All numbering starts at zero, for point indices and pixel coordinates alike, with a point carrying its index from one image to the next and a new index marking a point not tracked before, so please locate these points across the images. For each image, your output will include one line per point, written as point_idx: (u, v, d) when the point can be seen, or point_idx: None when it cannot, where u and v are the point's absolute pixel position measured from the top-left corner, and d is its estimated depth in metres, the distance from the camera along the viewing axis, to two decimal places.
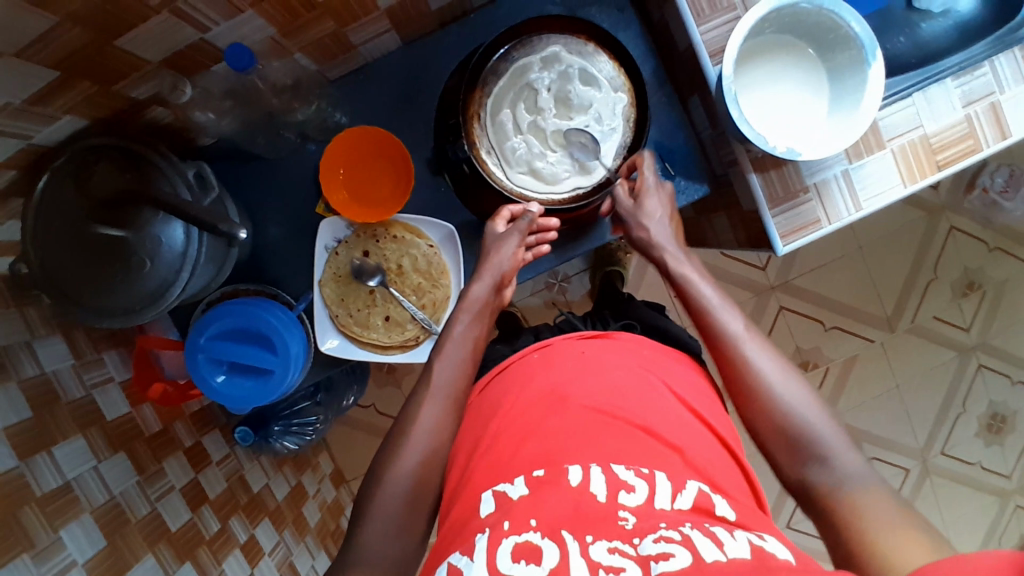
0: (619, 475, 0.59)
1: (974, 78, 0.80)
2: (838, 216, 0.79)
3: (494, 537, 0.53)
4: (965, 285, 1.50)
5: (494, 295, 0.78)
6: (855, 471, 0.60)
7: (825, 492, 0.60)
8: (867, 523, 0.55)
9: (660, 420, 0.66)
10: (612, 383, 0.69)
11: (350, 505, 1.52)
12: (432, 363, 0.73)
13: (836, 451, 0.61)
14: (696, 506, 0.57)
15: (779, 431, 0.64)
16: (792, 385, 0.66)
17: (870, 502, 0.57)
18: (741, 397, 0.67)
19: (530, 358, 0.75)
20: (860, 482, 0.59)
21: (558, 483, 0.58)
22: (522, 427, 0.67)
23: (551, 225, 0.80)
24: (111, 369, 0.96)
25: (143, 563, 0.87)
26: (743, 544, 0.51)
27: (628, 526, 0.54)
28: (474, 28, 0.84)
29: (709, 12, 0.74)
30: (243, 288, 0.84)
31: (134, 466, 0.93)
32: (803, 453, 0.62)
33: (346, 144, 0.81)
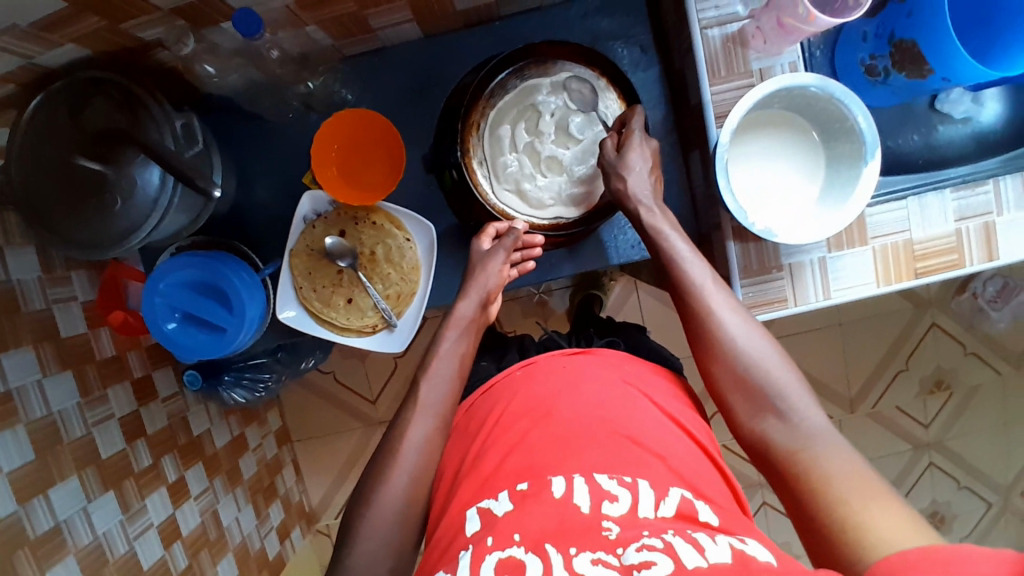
0: (602, 485, 0.59)
1: (974, 195, 0.80)
2: (806, 300, 0.79)
3: (478, 553, 0.55)
4: (933, 383, 1.51)
5: (482, 311, 0.80)
6: (817, 423, 0.62)
7: (789, 446, 0.61)
8: (825, 476, 0.57)
9: (645, 430, 0.67)
10: (594, 396, 0.70)
11: (290, 465, 1.53)
12: (419, 380, 0.75)
13: (798, 404, 0.63)
14: (680, 513, 0.58)
15: (743, 384, 0.66)
16: (755, 339, 0.67)
17: (833, 455, 0.58)
18: (708, 353, 0.68)
19: (514, 374, 0.77)
20: (818, 433, 0.61)
21: (541, 496, 0.59)
22: (507, 438, 0.68)
23: (536, 241, 0.81)
24: (78, 289, 0.97)
25: (66, 484, 0.88)
26: (724, 548, 0.52)
27: (612, 536, 0.55)
28: (496, 36, 0.84)
29: (725, 74, 0.74)
30: (212, 241, 0.85)
31: (79, 388, 0.94)
32: (766, 406, 0.64)
33: (344, 124, 0.81)
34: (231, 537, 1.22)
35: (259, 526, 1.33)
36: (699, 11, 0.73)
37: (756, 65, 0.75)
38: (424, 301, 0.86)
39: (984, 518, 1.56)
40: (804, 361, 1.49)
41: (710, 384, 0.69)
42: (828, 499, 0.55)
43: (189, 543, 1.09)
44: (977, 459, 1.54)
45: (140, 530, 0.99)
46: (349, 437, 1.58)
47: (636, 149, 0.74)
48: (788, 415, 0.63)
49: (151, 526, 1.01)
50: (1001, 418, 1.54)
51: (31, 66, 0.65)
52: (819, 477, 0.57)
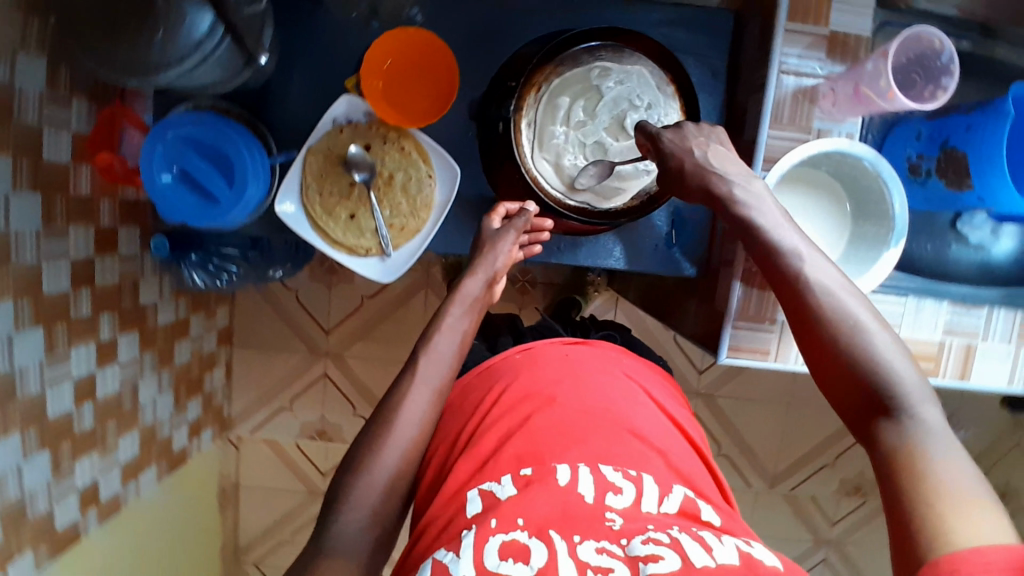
0: (607, 476, 0.58)
1: (964, 315, 0.83)
2: (786, 358, 0.81)
3: (480, 534, 0.53)
4: (852, 487, 1.57)
5: (488, 290, 0.80)
6: (931, 421, 0.53)
7: (891, 441, 0.53)
8: (926, 487, 0.49)
9: (648, 427, 0.66)
10: (599, 391, 0.68)
11: (221, 367, 1.48)
12: (418, 353, 0.73)
13: (913, 396, 0.54)
14: (682, 510, 0.58)
15: (840, 372, 0.57)
16: (872, 323, 0.58)
17: (944, 457, 0.50)
18: (808, 334, 0.60)
19: (514, 357, 0.76)
20: (935, 436, 0.52)
21: (546, 482, 0.57)
22: (508, 421, 0.65)
23: (545, 226, 0.84)
24: (73, 119, 0.89)
25: (1, 306, 0.80)
26: (730, 549, 0.53)
27: (614, 527, 0.54)
28: (581, 11, 0.83)
29: (787, 122, 0.76)
30: (234, 112, 0.81)
31: (43, 214, 0.86)
32: (865, 398, 0.55)
33: (405, 42, 0.78)
34: (143, 416, 1.17)
35: (173, 415, 1.28)
36: (782, 55, 0.74)
37: (816, 124, 0.76)
38: (426, 241, 0.84)
39: None
40: (747, 428, 1.51)
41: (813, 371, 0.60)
42: (920, 502, 0.48)
43: (98, 408, 1.03)
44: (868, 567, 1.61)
45: (56, 378, 0.92)
46: (289, 358, 1.54)
47: (701, 133, 0.71)
48: (896, 407, 0.54)
49: (69, 376, 0.94)
50: None
51: None
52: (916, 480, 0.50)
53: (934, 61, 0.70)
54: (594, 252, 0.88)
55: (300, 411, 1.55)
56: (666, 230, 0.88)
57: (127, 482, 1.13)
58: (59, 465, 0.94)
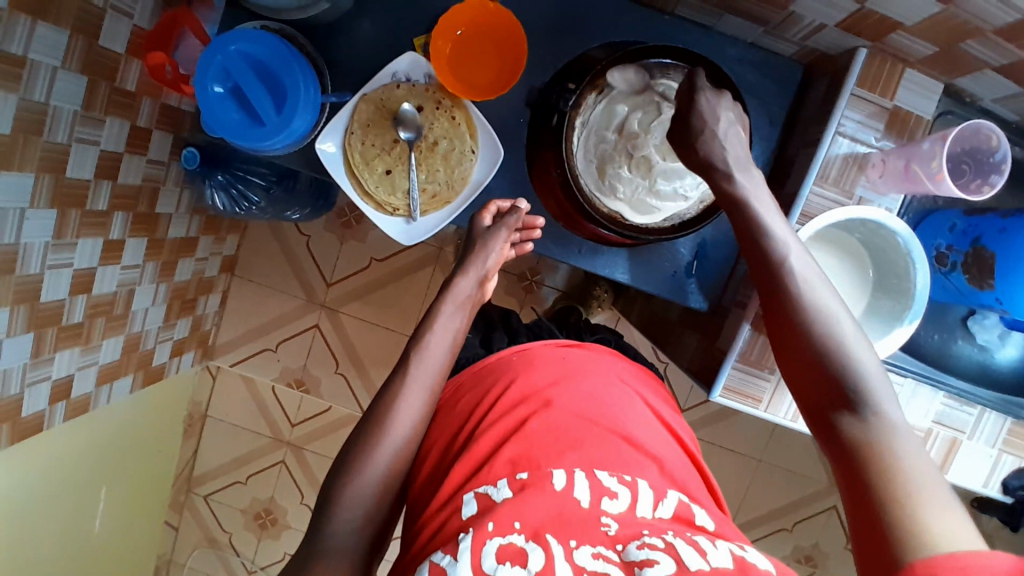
0: (603, 481, 0.60)
1: (957, 409, 0.84)
2: (775, 411, 0.81)
3: (478, 537, 0.54)
4: (801, 555, 1.57)
5: (480, 289, 0.81)
6: (894, 418, 0.57)
7: (856, 439, 0.57)
8: (892, 484, 0.54)
9: (642, 434, 0.68)
10: (595, 397, 0.70)
11: (217, 293, 1.48)
12: (410, 354, 0.73)
13: (878, 395, 0.58)
14: (677, 515, 0.60)
15: (815, 374, 0.61)
16: (851, 328, 0.61)
17: (908, 455, 0.55)
18: (790, 339, 0.63)
19: (509, 358, 0.75)
20: (900, 434, 0.57)
21: (542, 486, 0.59)
22: (506, 423, 0.66)
23: (536, 223, 0.84)
24: (136, 12, 0.91)
25: (21, 178, 0.78)
26: (725, 553, 0.54)
27: (610, 532, 0.55)
28: (659, 26, 0.83)
29: (831, 182, 0.76)
30: (300, 41, 0.81)
31: (85, 99, 0.85)
32: (837, 395, 0.60)
33: (481, 14, 0.79)
34: (132, 322, 1.16)
35: (160, 328, 1.27)
36: (841, 118, 0.75)
37: (859, 191, 0.77)
38: (452, 215, 0.85)
39: None
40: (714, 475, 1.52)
41: (788, 367, 0.64)
42: (890, 496, 0.53)
43: (92, 303, 1.01)
44: None
45: (58, 263, 0.90)
46: (285, 301, 1.53)
47: (719, 109, 0.70)
48: (866, 408, 0.58)
49: (69, 266, 0.93)
50: None
51: None
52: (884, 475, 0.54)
53: (988, 156, 0.71)
54: (610, 263, 0.88)
55: (283, 355, 1.55)
56: (688, 261, 0.88)
57: (101, 384, 1.13)
58: (40, 350, 0.93)
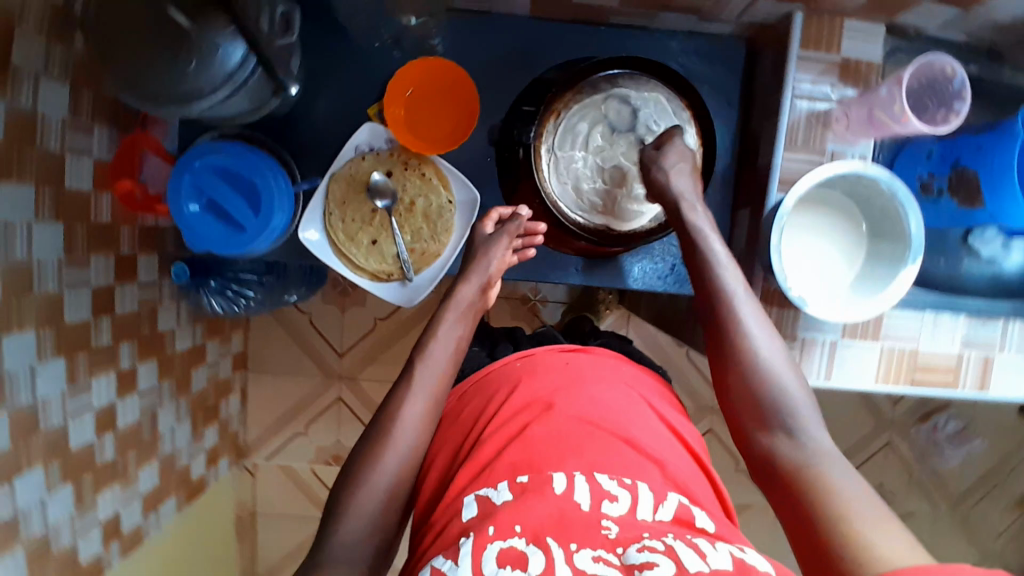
0: (603, 484, 0.57)
1: (981, 326, 0.84)
2: (808, 374, 0.81)
3: (478, 541, 0.53)
4: None
5: (482, 296, 0.81)
6: (820, 441, 0.62)
7: (791, 459, 0.62)
8: (828, 497, 0.56)
9: (644, 435, 0.65)
10: (603, 401, 0.67)
11: (236, 392, 1.48)
12: (415, 362, 0.74)
13: (807, 423, 0.64)
14: (677, 517, 0.57)
15: (754, 401, 0.66)
16: (778, 358, 0.67)
17: (835, 471, 0.59)
18: (728, 365, 0.69)
19: (513, 365, 0.75)
20: (828, 455, 0.61)
21: (541, 492, 0.56)
22: (507, 429, 0.64)
23: (540, 231, 0.83)
24: (95, 147, 0.91)
25: (24, 336, 0.81)
26: (725, 555, 0.51)
27: (611, 535, 0.53)
28: (598, 38, 0.85)
29: (800, 145, 0.77)
30: (260, 141, 0.83)
31: (66, 242, 0.87)
32: (773, 418, 0.65)
33: (425, 70, 0.80)
34: (162, 445, 1.16)
35: (190, 442, 1.27)
36: (794, 82, 0.76)
37: (829, 146, 0.77)
38: (444, 268, 0.85)
39: None
40: None
41: (724, 395, 0.69)
42: (820, 505, 0.56)
43: (120, 438, 1.02)
44: None
45: (78, 410, 0.92)
46: (304, 382, 1.54)
47: (676, 151, 0.75)
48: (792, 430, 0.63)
49: (90, 408, 0.94)
50: None
51: None
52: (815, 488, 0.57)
53: (947, 86, 0.71)
54: (610, 270, 0.89)
55: (314, 436, 1.55)
56: None
57: (148, 513, 1.13)
58: (83, 498, 0.94)
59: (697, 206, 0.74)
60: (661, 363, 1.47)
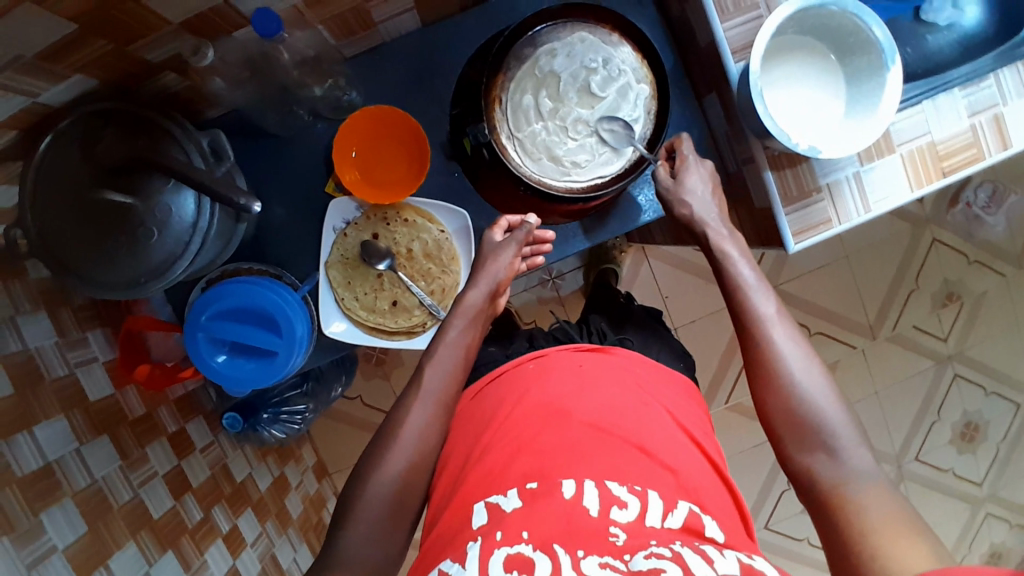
0: (613, 491, 0.62)
1: (979, 90, 0.82)
2: (849, 217, 0.80)
3: (485, 547, 0.58)
4: (945, 296, 1.59)
5: (490, 302, 0.80)
6: (857, 463, 0.63)
7: (829, 479, 0.63)
8: (872, 520, 0.58)
9: (657, 439, 0.69)
10: (607, 399, 0.71)
11: (333, 499, 1.49)
12: (423, 366, 0.74)
13: (845, 440, 0.64)
14: (686, 525, 0.61)
15: (791, 418, 0.67)
16: (811, 371, 0.69)
17: (868, 496, 0.60)
18: (762, 384, 0.70)
19: (526, 367, 0.77)
20: (866, 475, 0.62)
21: (552, 497, 0.62)
22: (518, 437, 0.68)
23: (547, 237, 0.85)
24: (96, 349, 0.90)
25: (125, 551, 0.81)
26: (731, 561, 0.56)
27: (619, 543, 0.58)
28: (495, 13, 0.83)
29: (733, 10, 0.75)
30: (245, 267, 0.82)
31: (118, 451, 0.87)
32: (817, 439, 0.65)
33: (359, 124, 0.79)
34: None
35: None
36: None
37: None
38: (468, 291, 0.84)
39: (1014, 418, 1.65)
40: (820, 298, 1.56)
41: (758, 404, 0.70)
42: (858, 527, 0.58)
43: None
44: (998, 364, 1.63)
45: None
46: None
47: (693, 170, 0.79)
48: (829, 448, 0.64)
49: None
50: (1013, 320, 1.62)
51: (34, 106, 0.61)
52: (855, 510, 0.59)
53: None
54: (620, 214, 0.87)
55: None
56: None
57: None
58: None
59: (725, 231, 0.77)
60: (697, 274, 1.47)
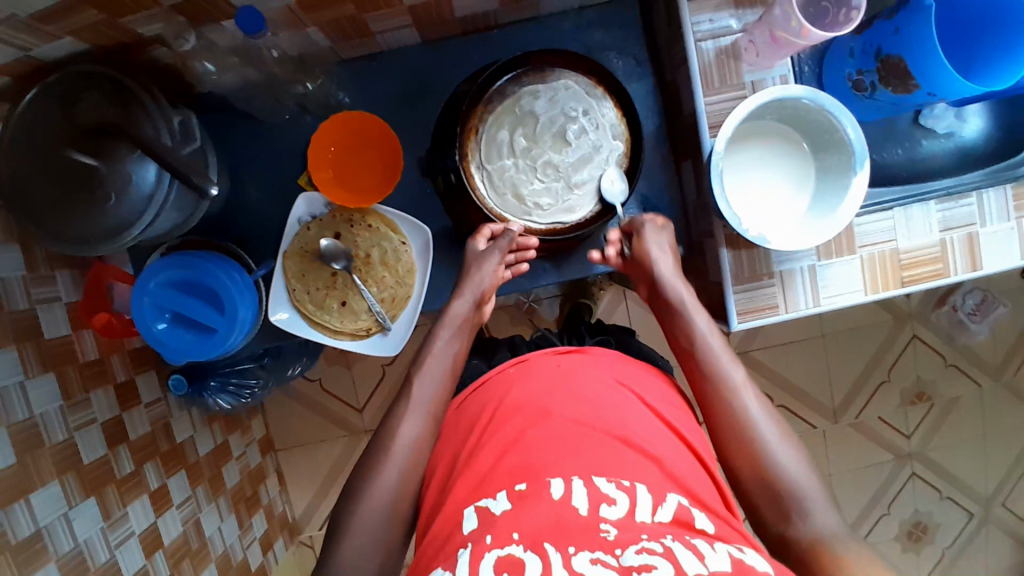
0: (601, 488, 0.62)
1: (957, 207, 0.82)
2: (796, 307, 0.80)
3: (477, 551, 0.58)
4: (914, 395, 1.58)
5: (476, 310, 0.82)
6: (833, 526, 0.63)
7: (808, 539, 0.63)
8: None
9: (639, 431, 0.69)
10: (588, 396, 0.72)
11: (273, 475, 1.50)
12: (412, 378, 0.76)
13: (819, 504, 0.64)
14: (676, 518, 0.61)
15: (766, 482, 0.67)
16: (778, 436, 0.69)
17: (850, 554, 0.60)
18: (737, 451, 0.70)
19: (507, 371, 0.78)
20: (841, 537, 0.62)
21: (540, 496, 0.62)
22: (503, 436, 0.69)
23: (531, 244, 0.80)
24: (61, 290, 0.92)
25: (47, 489, 0.84)
26: (723, 556, 0.56)
27: (609, 538, 0.58)
28: (495, 43, 0.85)
29: (719, 85, 0.76)
30: (202, 240, 0.84)
31: (61, 391, 0.89)
32: (789, 505, 0.65)
33: (339, 125, 0.81)
34: (213, 547, 1.17)
35: (241, 537, 1.29)
36: (693, 24, 0.75)
37: (747, 78, 0.76)
38: (418, 304, 0.86)
39: (964, 528, 1.63)
40: (789, 372, 1.56)
41: (732, 473, 0.70)
42: None
43: (171, 554, 1.04)
44: (957, 470, 1.61)
45: (121, 540, 0.94)
46: (333, 446, 1.56)
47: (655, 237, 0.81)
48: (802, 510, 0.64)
49: (132, 535, 0.96)
50: (981, 431, 1.61)
51: (24, 59, 0.64)
52: (840, 570, 0.59)
53: None
54: (583, 259, 0.89)
55: None
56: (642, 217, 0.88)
57: None
58: None
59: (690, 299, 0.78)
60: None
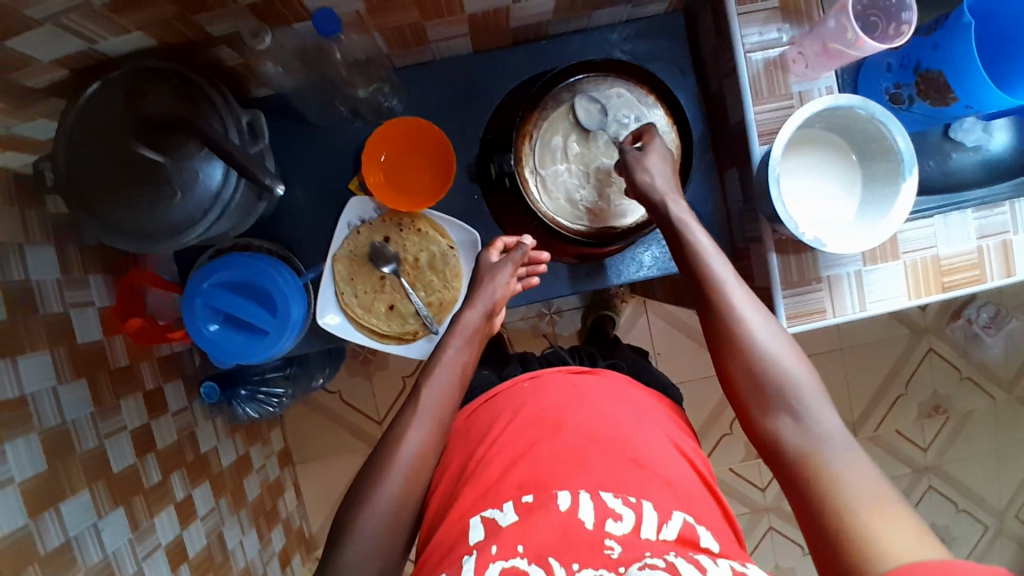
0: (608, 502, 0.62)
1: (992, 215, 0.84)
2: (843, 311, 0.82)
3: (482, 560, 0.57)
4: (931, 408, 1.59)
5: (488, 321, 0.81)
6: (830, 428, 0.61)
7: (798, 446, 0.61)
8: (841, 492, 0.56)
9: (647, 451, 0.69)
10: (601, 414, 0.72)
11: (290, 489, 1.48)
12: (420, 387, 0.74)
13: (813, 407, 0.63)
14: (681, 537, 0.60)
15: (756, 385, 0.65)
16: (772, 339, 0.66)
17: (841, 462, 0.58)
18: (729, 359, 0.68)
19: (521, 386, 0.78)
20: (834, 441, 0.60)
21: (546, 509, 0.61)
22: (514, 447, 0.69)
23: (542, 257, 0.85)
24: (94, 294, 0.91)
25: (78, 498, 0.81)
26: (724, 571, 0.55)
27: (613, 555, 0.57)
28: (544, 53, 0.87)
29: (767, 94, 0.78)
30: (254, 245, 0.84)
31: (92, 397, 0.87)
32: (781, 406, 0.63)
33: (393, 131, 0.82)
34: (235, 561, 1.14)
35: (261, 551, 1.26)
36: (743, 36, 0.77)
37: (796, 88, 0.78)
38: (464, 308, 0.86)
39: (980, 542, 1.63)
40: None
41: (726, 379, 0.69)
42: (831, 498, 0.56)
43: (196, 566, 1.02)
44: (972, 483, 1.62)
45: (148, 552, 0.92)
46: (350, 459, 1.54)
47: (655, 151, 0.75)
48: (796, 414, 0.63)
49: (159, 546, 0.94)
50: (996, 444, 1.62)
51: (90, 52, 0.64)
52: (828, 484, 0.57)
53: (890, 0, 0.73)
54: (625, 265, 0.90)
55: None
56: None
57: None
58: None
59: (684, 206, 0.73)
60: (691, 337, 1.48)
